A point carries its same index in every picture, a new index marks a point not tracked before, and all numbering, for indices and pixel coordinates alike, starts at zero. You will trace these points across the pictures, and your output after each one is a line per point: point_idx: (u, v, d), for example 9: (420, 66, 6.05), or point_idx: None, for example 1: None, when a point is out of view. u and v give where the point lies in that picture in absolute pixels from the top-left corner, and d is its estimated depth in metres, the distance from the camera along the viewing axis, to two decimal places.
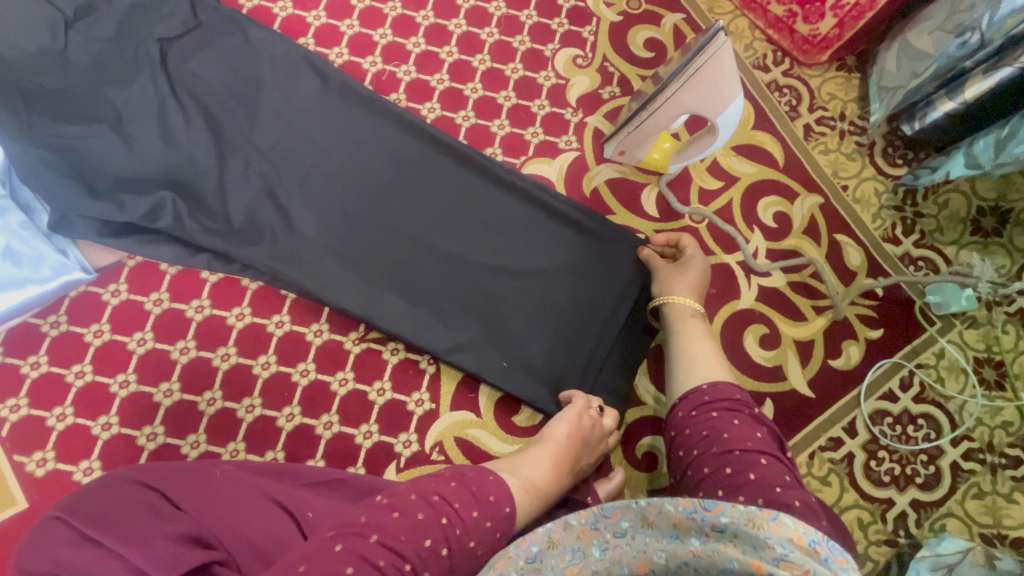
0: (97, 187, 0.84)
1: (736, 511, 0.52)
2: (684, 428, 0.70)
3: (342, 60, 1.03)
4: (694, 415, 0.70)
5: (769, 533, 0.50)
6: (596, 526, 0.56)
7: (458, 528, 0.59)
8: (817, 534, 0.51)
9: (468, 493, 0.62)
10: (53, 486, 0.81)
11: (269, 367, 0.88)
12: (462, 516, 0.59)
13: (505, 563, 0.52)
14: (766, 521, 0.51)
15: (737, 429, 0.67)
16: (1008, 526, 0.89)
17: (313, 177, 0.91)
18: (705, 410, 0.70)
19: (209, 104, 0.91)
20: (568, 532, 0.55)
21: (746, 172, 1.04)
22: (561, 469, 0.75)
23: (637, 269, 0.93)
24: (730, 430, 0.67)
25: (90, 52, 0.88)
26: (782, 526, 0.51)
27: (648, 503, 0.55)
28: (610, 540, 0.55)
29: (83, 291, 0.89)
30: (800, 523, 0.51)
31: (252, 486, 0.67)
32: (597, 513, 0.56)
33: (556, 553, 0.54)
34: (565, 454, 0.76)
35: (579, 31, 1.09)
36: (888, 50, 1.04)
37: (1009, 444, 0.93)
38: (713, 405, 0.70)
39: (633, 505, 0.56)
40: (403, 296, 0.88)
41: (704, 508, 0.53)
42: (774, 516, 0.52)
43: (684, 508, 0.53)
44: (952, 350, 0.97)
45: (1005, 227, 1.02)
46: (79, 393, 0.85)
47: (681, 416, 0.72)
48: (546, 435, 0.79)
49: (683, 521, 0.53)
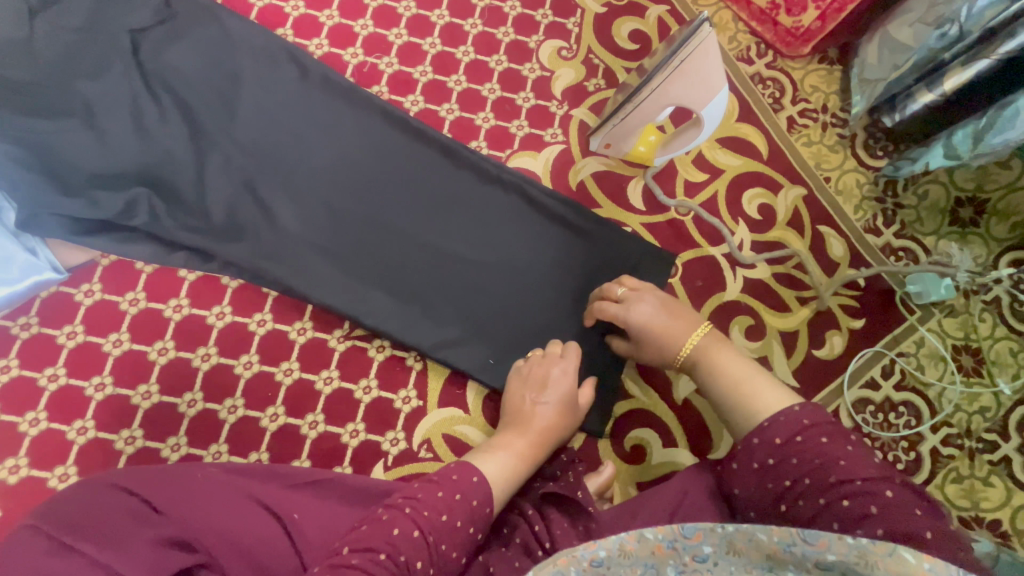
0: (69, 183, 0.82)
1: (844, 546, 0.48)
2: (789, 457, 0.58)
3: (321, 51, 1.01)
4: (800, 441, 0.58)
5: (883, 572, 0.45)
6: (673, 545, 0.52)
7: (443, 515, 0.58)
8: (946, 570, 0.44)
9: (450, 481, 0.61)
10: (26, 494, 0.78)
11: (251, 367, 0.86)
12: (447, 502, 0.59)
13: (568, 561, 0.52)
14: (879, 557, 0.46)
15: (856, 457, 0.56)
16: (985, 509, 0.91)
17: (294, 171, 0.89)
18: (813, 435, 0.58)
19: (185, 96, 0.88)
20: (642, 546, 0.52)
21: (731, 164, 1.05)
22: (527, 419, 0.76)
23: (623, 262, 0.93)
24: (848, 457, 0.56)
25: (59, 43, 0.85)
26: (902, 563, 0.45)
27: (736, 528, 0.51)
28: (689, 563, 0.51)
29: (54, 291, 0.86)
30: (925, 558, 0.45)
31: (236, 487, 0.66)
32: (675, 531, 0.52)
33: (626, 563, 0.51)
34: (524, 410, 0.77)
35: (563, 23, 1.08)
36: (869, 41, 1.05)
37: (986, 429, 0.95)
38: (820, 428, 0.58)
39: (718, 528, 0.52)
40: (389, 292, 0.87)
41: (806, 540, 0.49)
42: (891, 551, 0.46)
43: (780, 538, 0.49)
44: (932, 339, 0.99)
45: (982, 217, 1.04)
46: (53, 397, 0.82)
47: (781, 443, 0.58)
48: (507, 406, 0.80)
49: (778, 553, 0.49)
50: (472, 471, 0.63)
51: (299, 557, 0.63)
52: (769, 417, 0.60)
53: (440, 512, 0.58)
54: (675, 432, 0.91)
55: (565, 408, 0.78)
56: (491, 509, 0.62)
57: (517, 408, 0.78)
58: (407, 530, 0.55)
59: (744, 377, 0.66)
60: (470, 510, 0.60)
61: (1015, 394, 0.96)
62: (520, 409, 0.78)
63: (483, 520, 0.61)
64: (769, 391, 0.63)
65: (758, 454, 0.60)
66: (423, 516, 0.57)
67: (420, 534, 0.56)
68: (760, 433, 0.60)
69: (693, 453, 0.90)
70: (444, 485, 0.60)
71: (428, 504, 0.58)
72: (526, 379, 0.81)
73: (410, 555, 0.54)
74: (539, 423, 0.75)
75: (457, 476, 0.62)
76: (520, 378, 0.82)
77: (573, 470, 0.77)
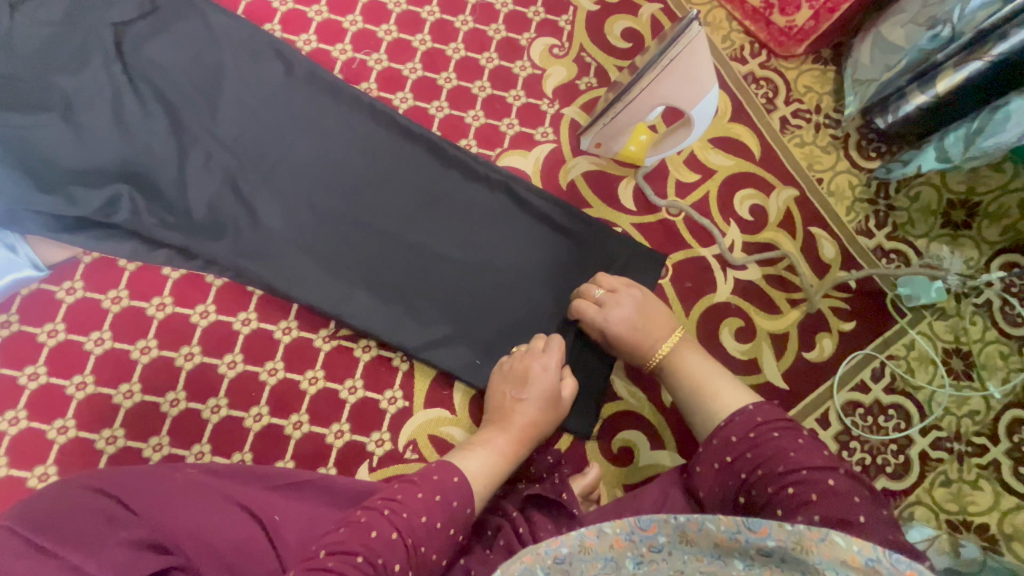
0: (47, 180, 0.80)
1: (783, 532, 0.47)
2: (743, 452, 0.60)
3: (310, 47, 0.99)
4: (754, 436, 0.60)
5: (819, 557, 0.45)
6: (631, 538, 0.51)
7: (422, 516, 0.57)
8: (876, 552, 0.44)
9: (431, 482, 0.60)
10: (5, 493, 0.77)
11: (235, 367, 0.85)
12: (427, 503, 0.58)
13: (532, 559, 0.50)
14: (815, 542, 0.46)
15: (805, 449, 0.58)
16: (973, 512, 0.91)
17: (278, 169, 0.88)
18: (764, 431, 0.60)
19: (168, 92, 0.87)
20: (601, 540, 0.51)
21: (722, 164, 1.04)
22: (508, 416, 0.76)
23: (612, 262, 0.93)
24: (797, 449, 0.58)
25: (39, 37, 0.84)
26: (835, 547, 0.45)
27: (687, 519, 0.50)
28: (646, 554, 0.50)
29: (35, 288, 0.85)
30: (856, 541, 0.45)
31: (213, 488, 0.65)
32: (633, 523, 0.52)
33: (587, 558, 0.51)
34: (505, 406, 0.77)
35: (555, 20, 1.07)
36: (862, 42, 1.05)
37: (976, 432, 0.95)
38: (772, 425, 0.61)
39: (671, 519, 0.51)
40: (373, 292, 0.86)
41: (750, 528, 0.48)
42: (825, 536, 0.46)
43: (727, 527, 0.49)
44: (922, 342, 0.98)
45: (974, 219, 1.03)
46: (33, 396, 0.81)
47: (736, 441, 0.61)
48: (489, 402, 0.80)
49: (726, 542, 0.48)
50: (452, 471, 0.62)
51: (277, 559, 0.63)
52: (728, 417, 0.64)
53: (419, 513, 0.57)
54: (663, 434, 0.91)
55: (547, 402, 0.77)
56: (471, 510, 0.61)
57: (499, 405, 0.78)
58: (386, 532, 0.54)
59: (714, 380, 0.70)
60: (450, 512, 0.59)
61: (1005, 398, 0.96)
62: (502, 406, 0.77)
63: (463, 521, 0.60)
64: (732, 394, 0.68)
65: (717, 452, 0.62)
66: (402, 518, 0.56)
67: (400, 536, 0.54)
68: (718, 433, 0.63)
69: (680, 455, 0.90)
70: (425, 485, 0.59)
71: (408, 505, 0.57)
72: (508, 375, 0.80)
73: (389, 557, 0.53)
74: (520, 419, 0.75)
75: (439, 477, 0.61)
76: (504, 373, 0.80)
77: (559, 473, 0.77)
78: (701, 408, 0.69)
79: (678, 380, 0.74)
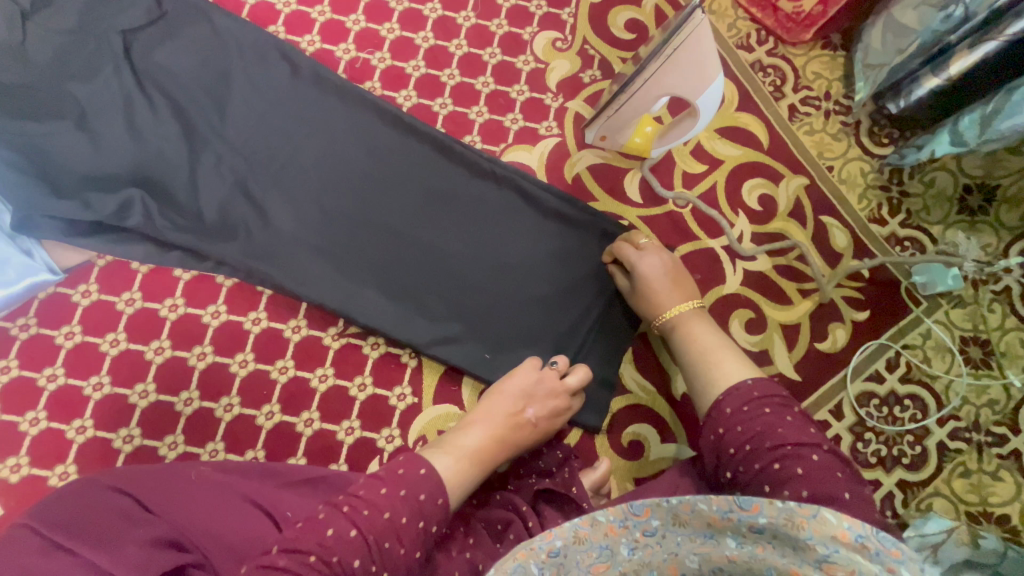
0: (63, 186, 0.82)
1: (774, 510, 0.49)
2: (734, 426, 0.61)
3: (314, 48, 1.00)
4: (748, 410, 0.62)
5: (809, 534, 0.47)
6: (624, 524, 0.52)
7: (385, 512, 0.56)
8: (864, 528, 0.47)
9: (396, 476, 0.60)
10: (28, 492, 0.79)
11: (246, 365, 0.87)
12: (390, 499, 0.57)
13: (527, 555, 0.51)
14: (806, 519, 0.48)
15: (794, 426, 0.59)
16: (994, 503, 0.89)
17: (287, 170, 0.89)
18: (758, 405, 0.62)
19: (177, 96, 0.88)
20: (595, 529, 0.52)
21: (730, 154, 1.03)
22: (507, 423, 0.74)
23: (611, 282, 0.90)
24: (785, 425, 0.60)
25: (51, 45, 0.85)
26: (825, 524, 0.47)
27: (680, 501, 0.52)
28: (639, 539, 0.52)
29: (52, 292, 0.87)
30: (846, 518, 0.47)
31: (227, 486, 0.66)
32: (626, 510, 0.53)
33: (582, 549, 0.52)
34: (510, 411, 0.75)
35: (558, 14, 1.06)
36: (873, 26, 1.02)
37: (996, 422, 0.93)
38: (766, 400, 0.62)
39: (663, 502, 0.52)
40: (382, 290, 0.87)
41: (741, 506, 0.50)
42: (816, 513, 0.48)
43: (719, 507, 0.50)
44: (939, 331, 0.96)
45: (992, 204, 1.01)
46: (52, 397, 0.83)
47: (730, 412, 0.62)
48: (490, 394, 0.77)
49: (718, 521, 0.50)
50: (419, 463, 0.62)
51: None
52: (725, 390, 0.65)
53: (382, 509, 0.56)
54: (673, 427, 0.90)
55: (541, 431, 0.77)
56: (442, 501, 0.61)
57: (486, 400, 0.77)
58: (343, 530, 0.54)
59: (715, 350, 0.71)
60: (417, 506, 0.58)
61: None
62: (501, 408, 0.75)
63: (435, 513, 0.60)
64: (733, 364, 0.68)
65: (713, 424, 0.63)
66: (363, 516, 0.56)
67: (359, 534, 0.55)
68: (715, 406, 0.64)
69: (690, 447, 0.89)
70: (388, 480, 0.59)
71: (370, 502, 0.57)
72: (529, 385, 0.78)
73: (345, 555, 0.53)
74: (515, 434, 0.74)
75: (404, 472, 0.60)
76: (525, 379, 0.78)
77: (569, 466, 0.76)
78: (703, 375, 0.69)
79: (683, 349, 0.75)
